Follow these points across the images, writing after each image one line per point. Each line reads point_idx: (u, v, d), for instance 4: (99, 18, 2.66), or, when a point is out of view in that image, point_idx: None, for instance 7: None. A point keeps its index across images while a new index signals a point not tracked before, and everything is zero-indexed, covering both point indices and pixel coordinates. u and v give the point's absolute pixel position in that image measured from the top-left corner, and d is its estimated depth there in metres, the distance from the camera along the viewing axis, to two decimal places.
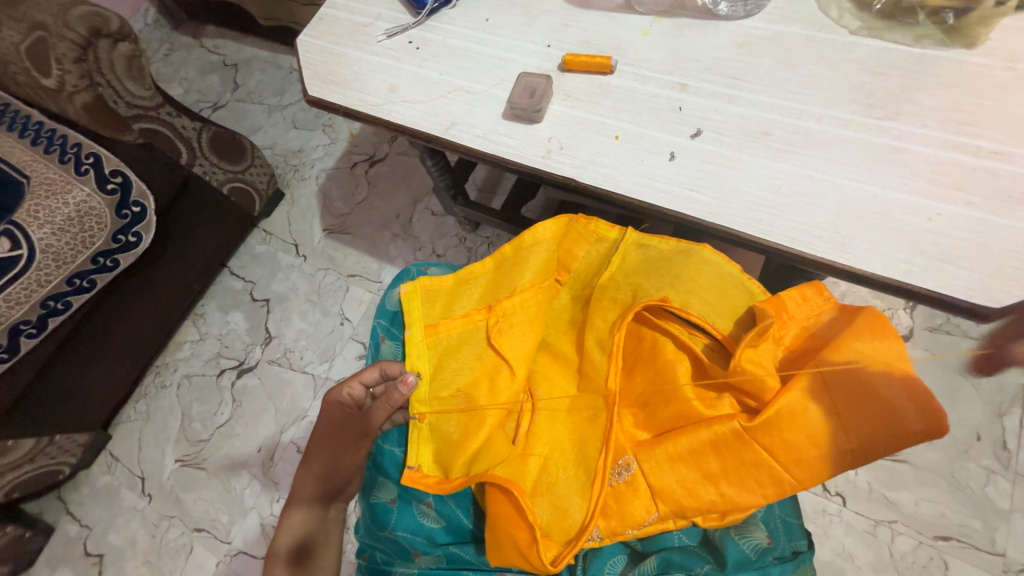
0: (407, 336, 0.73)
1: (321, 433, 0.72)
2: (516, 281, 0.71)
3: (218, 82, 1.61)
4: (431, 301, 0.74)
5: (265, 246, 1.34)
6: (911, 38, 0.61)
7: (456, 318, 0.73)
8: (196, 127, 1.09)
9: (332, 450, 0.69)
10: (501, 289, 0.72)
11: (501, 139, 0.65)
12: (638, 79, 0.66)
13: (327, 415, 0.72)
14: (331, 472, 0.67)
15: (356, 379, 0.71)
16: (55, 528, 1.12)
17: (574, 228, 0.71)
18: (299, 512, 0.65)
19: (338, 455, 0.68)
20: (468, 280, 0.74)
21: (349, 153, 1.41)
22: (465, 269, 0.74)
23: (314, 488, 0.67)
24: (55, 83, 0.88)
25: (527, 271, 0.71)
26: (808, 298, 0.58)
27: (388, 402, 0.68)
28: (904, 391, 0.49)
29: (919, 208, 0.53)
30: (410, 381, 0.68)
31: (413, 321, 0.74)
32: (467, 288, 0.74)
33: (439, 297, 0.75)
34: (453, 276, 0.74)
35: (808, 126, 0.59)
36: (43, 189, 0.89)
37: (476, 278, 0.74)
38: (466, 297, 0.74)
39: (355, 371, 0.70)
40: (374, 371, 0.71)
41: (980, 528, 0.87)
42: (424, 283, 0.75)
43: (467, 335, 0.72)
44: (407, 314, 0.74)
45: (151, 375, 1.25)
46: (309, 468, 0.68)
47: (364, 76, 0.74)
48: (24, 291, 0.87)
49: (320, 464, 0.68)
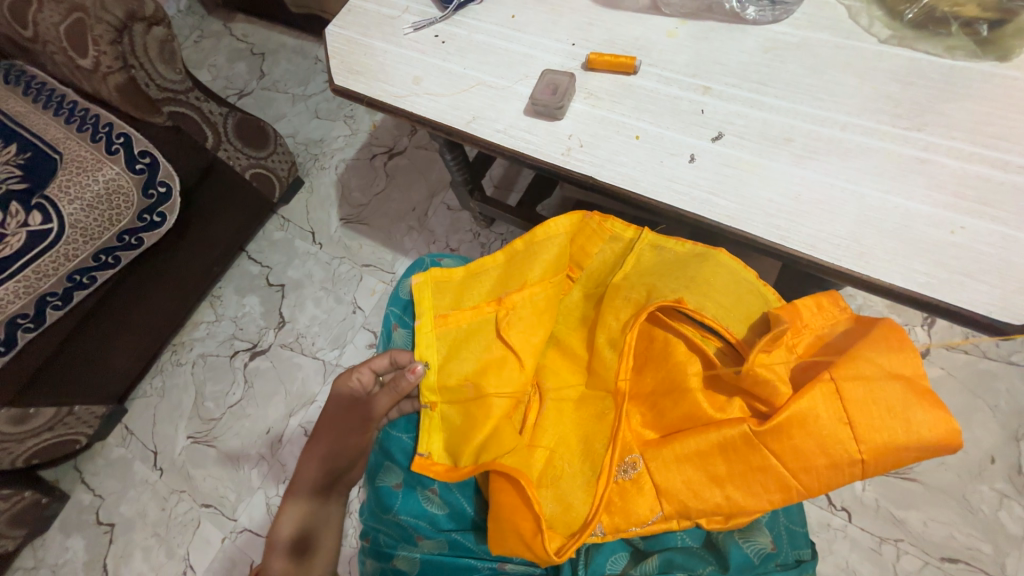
0: (417, 325, 0.74)
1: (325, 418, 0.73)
2: (529, 275, 0.71)
3: (245, 70, 1.64)
4: (443, 292, 0.75)
5: (284, 232, 1.37)
6: (943, 48, 0.60)
7: (467, 309, 0.74)
8: (223, 112, 1.11)
9: (337, 432, 0.70)
10: (514, 282, 0.72)
11: (522, 135, 0.66)
12: (661, 80, 0.66)
13: (334, 400, 0.73)
14: (336, 454, 0.68)
15: (367, 365, 0.73)
16: (70, 496, 1.16)
17: (588, 225, 0.71)
18: (304, 494, 0.63)
19: (343, 436, 0.69)
20: (482, 273, 0.75)
21: (369, 145, 1.42)
22: (478, 262, 0.75)
23: (318, 468, 0.66)
24: (91, 64, 0.91)
25: (541, 266, 0.71)
26: (823, 308, 0.58)
27: (395, 389, 0.70)
28: (919, 403, 0.48)
29: (942, 221, 0.52)
30: (418, 370, 0.69)
31: (424, 312, 0.74)
32: (479, 280, 0.74)
33: (451, 289, 0.75)
34: (465, 268, 0.75)
35: (833, 134, 0.58)
36: (75, 166, 0.92)
37: (487, 271, 0.74)
38: (478, 290, 0.74)
39: (365, 357, 0.73)
40: (384, 359, 0.73)
41: (990, 553, 0.85)
42: (436, 274, 0.75)
43: (477, 327, 0.73)
44: (419, 302, 0.75)
45: (168, 352, 1.28)
46: (313, 449, 0.68)
47: (389, 67, 0.75)
48: (53, 264, 0.90)
49: (325, 445, 0.68)
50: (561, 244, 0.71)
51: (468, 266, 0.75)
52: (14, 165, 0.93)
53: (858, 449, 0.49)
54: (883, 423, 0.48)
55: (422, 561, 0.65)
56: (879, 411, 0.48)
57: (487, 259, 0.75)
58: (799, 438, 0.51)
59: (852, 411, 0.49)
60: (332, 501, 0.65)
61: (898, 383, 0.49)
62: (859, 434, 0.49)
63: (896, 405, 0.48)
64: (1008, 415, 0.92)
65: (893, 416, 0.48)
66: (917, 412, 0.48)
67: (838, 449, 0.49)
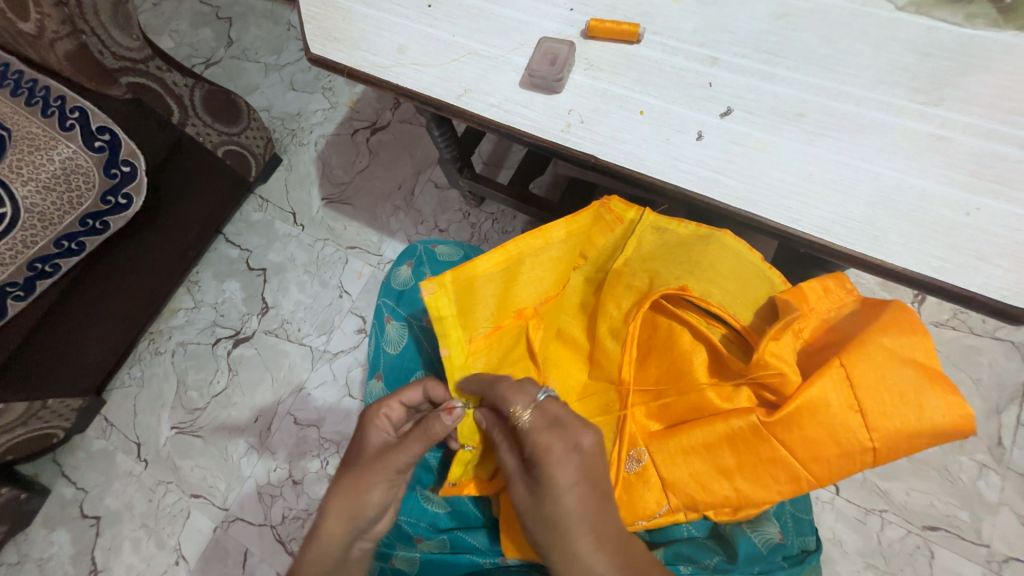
0: (445, 356, 0.62)
1: (349, 455, 0.61)
2: (552, 280, 0.68)
3: (211, 37, 1.52)
4: (462, 305, 0.61)
5: (262, 213, 1.30)
6: (963, 17, 0.57)
7: (496, 324, 0.66)
8: (188, 83, 1.03)
9: (354, 482, 0.56)
10: (537, 286, 0.67)
11: (518, 110, 0.61)
12: (666, 50, 0.61)
13: (359, 436, 0.61)
14: (358, 508, 0.55)
15: (395, 398, 0.62)
16: (51, 490, 1.12)
17: (601, 215, 0.65)
18: (326, 551, 0.55)
19: (364, 490, 0.56)
20: (504, 275, 0.63)
21: (349, 119, 1.34)
22: (495, 257, 0.60)
23: (341, 523, 0.55)
24: (34, 28, 0.79)
25: (551, 261, 0.66)
26: (830, 290, 0.57)
27: (425, 432, 0.57)
28: (938, 396, 0.47)
29: (958, 202, 0.50)
30: (455, 411, 0.57)
31: (450, 342, 0.62)
32: (495, 286, 0.63)
33: (471, 299, 0.61)
34: (481, 273, 0.60)
35: (846, 108, 0.55)
36: (26, 145, 0.82)
37: (507, 271, 0.63)
38: (501, 297, 0.64)
39: (394, 390, 0.61)
40: (416, 392, 0.62)
41: (967, 520, 0.88)
42: (451, 282, 0.59)
43: (505, 335, 0.67)
44: (444, 324, 0.61)
45: (146, 341, 1.22)
46: (332, 498, 0.56)
47: (370, 34, 0.69)
48: (9, 252, 0.83)
49: (345, 496, 0.56)
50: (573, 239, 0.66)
51: (488, 266, 0.60)
52: None
53: (870, 437, 0.49)
54: (895, 410, 0.48)
55: (421, 561, 0.64)
56: (890, 399, 0.48)
57: (504, 255, 0.61)
58: (809, 428, 0.51)
59: (864, 399, 0.49)
60: (355, 558, 0.58)
61: (910, 369, 0.49)
62: (871, 424, 0.49)
63: (909, 391, 0.48)
64: (991, 389, 0.93)
65: (906, 403, 0.48)
66: (930, 399, 0.47)
67: (850, 438, 0.49)
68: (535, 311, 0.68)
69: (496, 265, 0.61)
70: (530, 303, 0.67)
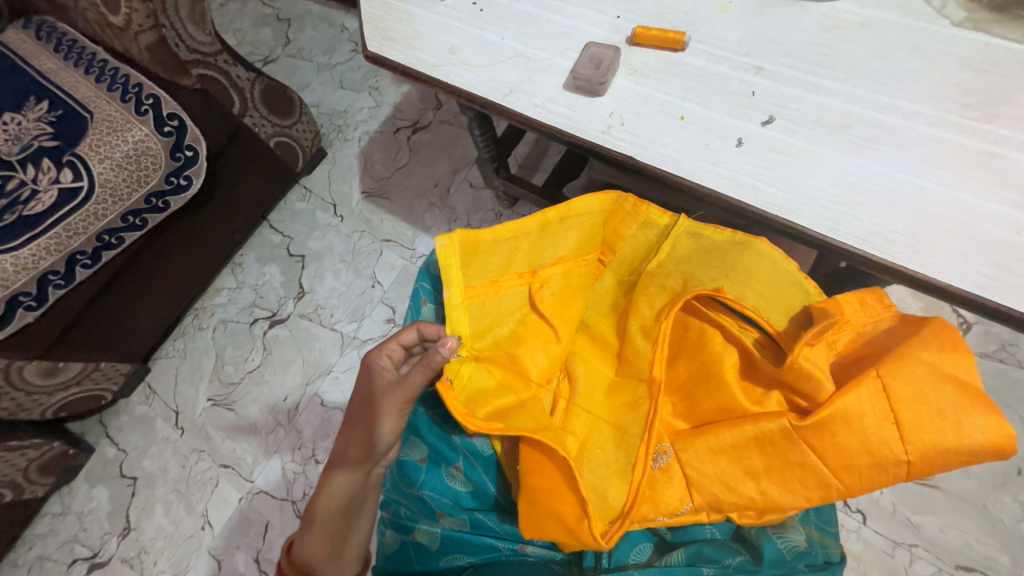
0: (445, 296, 0.66)
1: (358, 397, 0.67)
2: (562, 251, 0.70)
3: (271, 36, 1.61)
4: (469, 261, 0.66)
5: (305, 202, 1.36)
6: (1022, 34, 0.56)
7: (496, 278, 0.69)
8: (250, 78, 1.09)
9: (368, 417, 0.63)
10: (551, 255, 0.70)
11: (561, 111, 0.63)
12: (711, 58, 0.62)
13: (363, 379, 0.67)
14: (372, 439, 0.62)
15: (394, 340, 0.65)
16: (95, 449, 1.20)
17: (622, 207, 0.68)
18: (342, 476, 0.63)
19: (374, 424, 0.62)
20: (515, 243, 0.67)
21: (393, 118, 1.40)
22: (516, 225, 0.66)
23: (358, 453, 0.63)
24: (122, 21, 0.88)
25: (574, 247, 0.71)
26: (867, 305, 0.56)
27: (427, 365, 0.61)
28: (986, 419, 0.46)
29: (1007, 220, 0.49)
30: (452, 344, 0.61)
31: (451, 282, 0.65)
32: (509, 249, 0.67)
33: (479, 253, 0.67)
34: (495, 233, 0.66)
35: (893, 122, 0.55)
36: (105, 126, 0.92)
37: (520, 241, 0.67)
38: (509, 260, 0.69)
39: (392, 332, 0.65)
40: (411, 331, 0.66)
41: (1007, 563, 0.83)
42: (464, 236, 0.64)
43: (507, 294, 0.71)
44: (447, 271, 0.65)
45: (190, 316, 1.30)
46: (354, 430, 0.65)
47: (424, 35, 0.72)
48: (82, 223, 0.91)
49: (361, 429, 0.64)
50: (588, 223, 0.68)
51: (505, 229, 0.66)
52: (45, 122, 0.93)
53: (905, 450, 0.49)
54: (931, 425, 0.48)
55: (442, 536, 0.66)
56: (928, 413, 0.48)
57: (523, 226, 0.66)
58: (842, 435, 0.51)
59: (900, 412, 0.49)
60: (373, 480, 0.65)
61: (950, 385, 0.48)
62: (906, 436, 0.49)
63: (947, 408, 0.48)
64: None
65: (944, 419, 0.47)
66: (970, 417, 0.47)
67: (883, 450, 0.49)
68: (537, 274, 0.71)
69: (508, 233, 0.66)
70: (535, 265, 0.71)
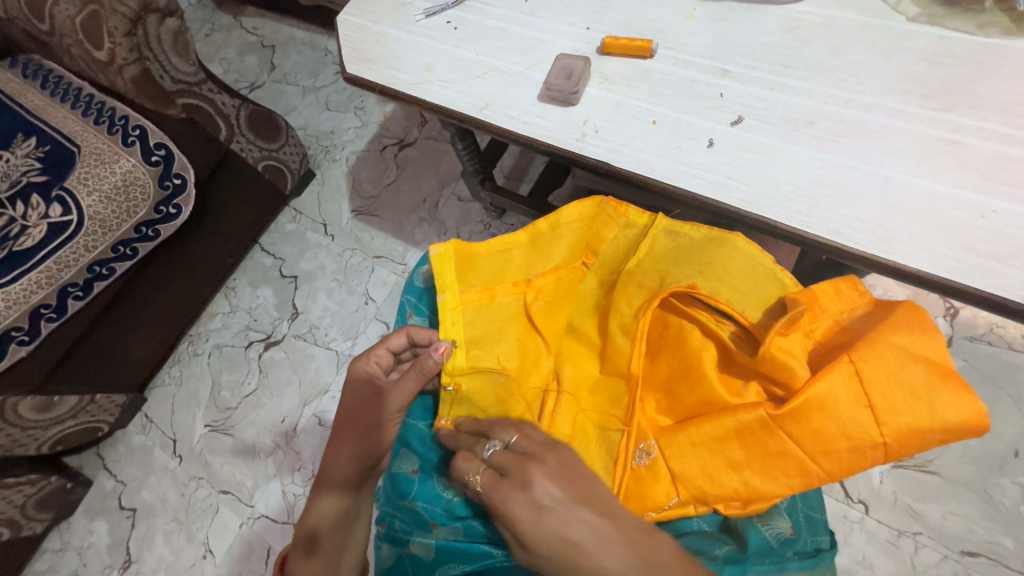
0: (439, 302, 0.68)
1: (343, 409, 0.67)
2: (554, 260, 0.73)
3: (256, 63, 1.64)
4: (463, 268, 0.69)
5: (295, 224, 1.37)
6: (975, 25, 0.58)
7: (491, 287, 0.71)
8: (235, 104, 1.11)
9: (360, 428, 0.65)
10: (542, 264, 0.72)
11: (536, 121, 0.65)
12: (678, 63, 0.64)
13: (349, 389, 0.67)
14: (367, 449, 0.64)
15: (383, 346, 0.67)
16: (93, 481, 1.19)
17: (604, 211, 0.70)
18: (336, 493, 0.63)
19: (370, 432, 0.65)
20: (507, 253, 0.70)
21: (379, 136, 1.42)
22: (506, 236, 0.69)
23: (351, 465, 0.63)
24: (106, 56, 0.90)
25: (563, 254, 0.73)
26: (842, 292, 0.58)
27: (420, 372, 0.66)
28: (954, 397, 0.48)
29: (973, 205, 0.50)
30: (444, 349, 0.65)
31: (447, 286, 0.68)
32: (502, 257, 0.70)
33: (471, 259, 0.69)
34: (489, 241, 0.69)
35: (857, 115, 0.56)
36: (92, 158, 0.93)
37: (513, 250, 0.70)
38: (503, 268, 0.71)
39: (381, 338, 0.67)
40: (400, 336, 0.68)
41: (1011, 546, 0.83)
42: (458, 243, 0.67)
43: (503, 302, 0.72)
44: (442, 278, 0.68)
45: (185, 343, 1.30)
46: (343, 444, 0.65)
47: (401, 55, 0.74)
48: (72, 255, 0.91)
49: (353, 442, 0.64)
50: (577, 229, 0.71)
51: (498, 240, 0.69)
52: (34, 158, 0.95)
53: (881, 432, 0.49)
54: (906, 406, 0.49)
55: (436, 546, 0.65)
56: (901, 394, 0.49)
57: (510, 238, 0.69)
58: (818, 421, 0.52)
59: (873, 395, 0.50)
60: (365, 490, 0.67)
61: (920, 366, 0.50)
62: (881, 417, 0.49)
63: (919, 388, 0.49)
64: None
65: (916, 399, 0.48)
66: (941, 396, 0.48)
67: (859, 432, 0.50)
68: (529, 283, 0.73)
69: (501, 244, 0.69)
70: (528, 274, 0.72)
